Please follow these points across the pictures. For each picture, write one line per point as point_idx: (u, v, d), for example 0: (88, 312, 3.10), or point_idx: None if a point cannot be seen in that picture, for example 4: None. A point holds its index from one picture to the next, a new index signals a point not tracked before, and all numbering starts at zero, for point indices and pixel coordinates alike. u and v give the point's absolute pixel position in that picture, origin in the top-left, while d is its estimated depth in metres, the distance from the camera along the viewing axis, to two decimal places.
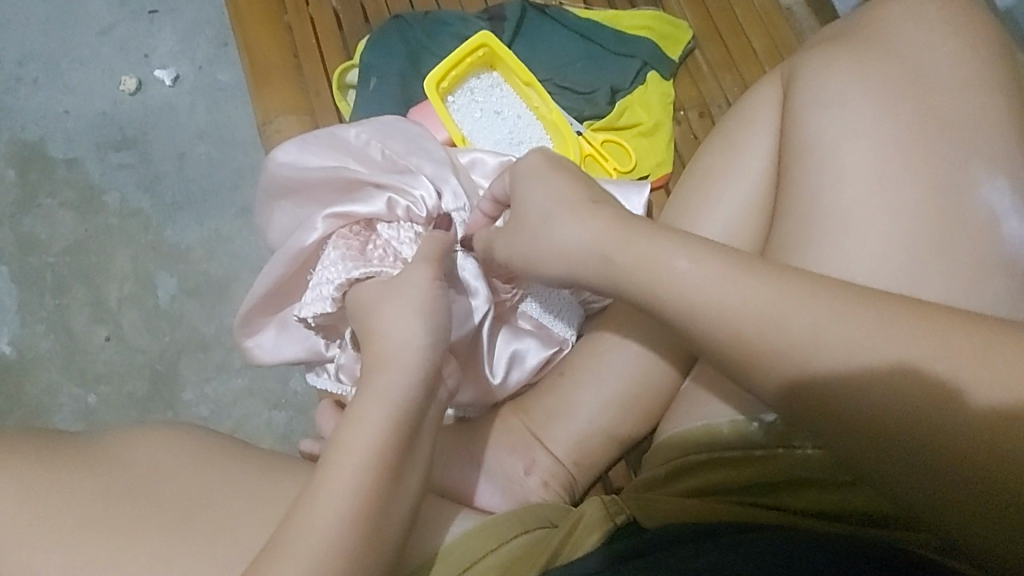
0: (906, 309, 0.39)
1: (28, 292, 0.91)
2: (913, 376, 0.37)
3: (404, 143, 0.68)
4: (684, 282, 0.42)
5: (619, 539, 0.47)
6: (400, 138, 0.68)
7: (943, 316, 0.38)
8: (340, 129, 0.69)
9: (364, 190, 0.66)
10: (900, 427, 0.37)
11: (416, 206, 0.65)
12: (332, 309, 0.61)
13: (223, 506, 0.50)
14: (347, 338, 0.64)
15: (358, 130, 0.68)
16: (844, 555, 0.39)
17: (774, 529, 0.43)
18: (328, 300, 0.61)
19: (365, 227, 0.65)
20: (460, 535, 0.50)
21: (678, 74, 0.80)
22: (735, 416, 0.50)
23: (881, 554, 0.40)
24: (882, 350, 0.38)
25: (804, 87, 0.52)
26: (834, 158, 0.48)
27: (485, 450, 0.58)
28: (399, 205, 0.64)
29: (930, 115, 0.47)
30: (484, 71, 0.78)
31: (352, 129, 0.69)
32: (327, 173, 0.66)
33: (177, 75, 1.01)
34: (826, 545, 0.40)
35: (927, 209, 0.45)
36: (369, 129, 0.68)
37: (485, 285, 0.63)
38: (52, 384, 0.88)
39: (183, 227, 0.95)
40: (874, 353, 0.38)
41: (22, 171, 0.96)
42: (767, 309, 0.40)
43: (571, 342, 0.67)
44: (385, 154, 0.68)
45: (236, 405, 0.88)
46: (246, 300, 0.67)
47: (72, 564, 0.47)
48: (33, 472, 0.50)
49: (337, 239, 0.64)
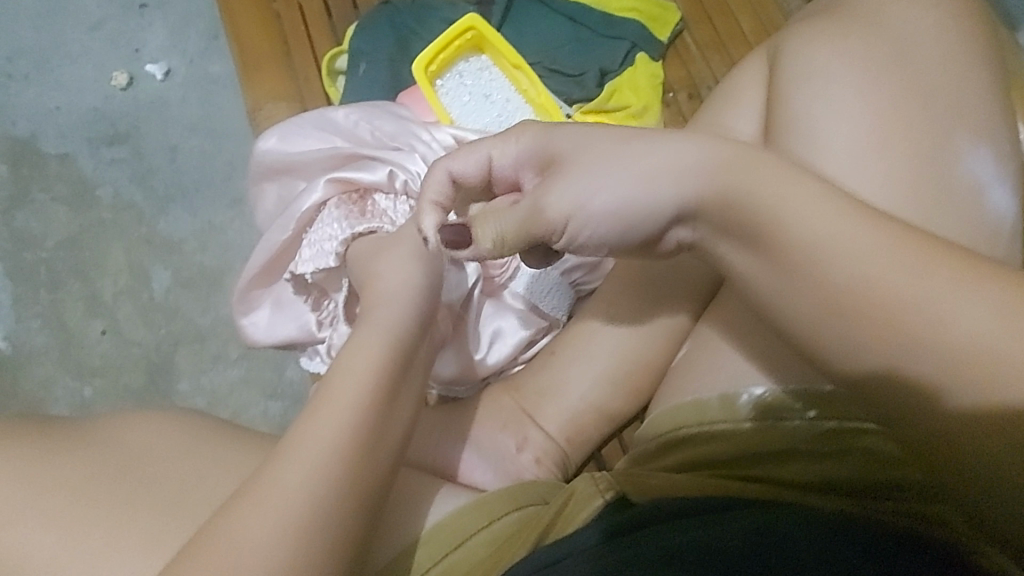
0: (876, 265, 0.38)
1: (22, 287, 0.91)
2: (898, 354, 0.37)
3: (392, 120, 0.69)
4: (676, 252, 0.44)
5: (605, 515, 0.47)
6: (388, 118, 0.69)
7: (927, 279, 0.38)
8: (329, 111, 0.70)
9: (360, 163, 0.67)
10: (888, 405, 0.39)
11: (413, 181, 0.65)
12: (335, 263, 0.62)
13: (219, 483, 0.51)
14: (336, 303, 0.65)
15: (346, 112, 0.69)
16: (830, 540, 0.40)
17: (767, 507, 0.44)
18: (333, 255, 0.62)
19: (361, 197, 0.65)
20: (453, 512, 0.50)
21: (667, 56, 0.81)
22: (725, 389, 0.50)
23: (874, 536, 0.40)
24: (868, 329, 0.38)
25: (790, 59, 0.52)
26: (821, 130, 0.48)
27: (477, 428, 0.58)
28: (399, 177, 0.65)
29: (913, 85, 0.48)
30: (473, 55, 0.78)
31: (342, 110, 0.70)
32: (319, 151, 0.67)
33: (168, 68, 1.01)
34: (812, 527, 0.41)
35: (911, 178, 0.46)
36: (357, 111, 0.70)
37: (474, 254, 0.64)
38: (49, 378, 0.88)
39: (176, 220, 0.95)
40: (855, 330, 0.38)
41: (14, 167, 0.96)
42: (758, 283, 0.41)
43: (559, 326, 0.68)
44: (375, 135, 0.69)
45: (233, 395, 0.88)
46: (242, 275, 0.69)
47: (67, 548, 0.47)
48: (23, 459, 0.50)
49: (336, 203, 0.64)
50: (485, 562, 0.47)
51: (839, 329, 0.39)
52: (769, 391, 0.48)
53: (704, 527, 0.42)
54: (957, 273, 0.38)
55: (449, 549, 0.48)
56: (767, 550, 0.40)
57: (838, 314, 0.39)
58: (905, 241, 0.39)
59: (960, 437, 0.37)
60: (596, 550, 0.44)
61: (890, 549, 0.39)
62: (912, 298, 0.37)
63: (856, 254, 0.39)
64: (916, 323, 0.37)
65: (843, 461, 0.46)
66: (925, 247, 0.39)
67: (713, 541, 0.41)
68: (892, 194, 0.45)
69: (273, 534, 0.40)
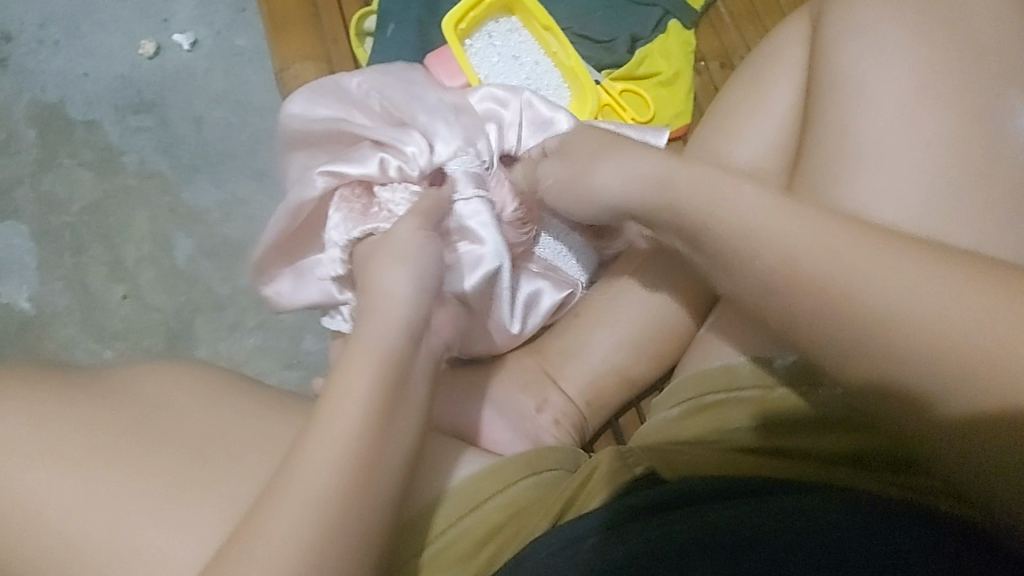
0: (877, 250, 0.38)
1: (47, 250, 0.92)
2: (902, 348, 0.36)
3: (399, 86, 0.67)
4: (700, 217, 0.43)
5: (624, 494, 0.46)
6: (399, 87, 0.68)
7: (923, 269, 0.36)
8: (342, 78, 0.68)
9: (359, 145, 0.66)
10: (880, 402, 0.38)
11: (408, 165, 0.63)
12: (343, 272, 0.63)
13: (238, 433, 0.50)
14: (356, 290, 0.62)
15: (359, 81, 0.68)
16: (853, 513, 0.40)
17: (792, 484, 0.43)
18: (338, 262, 0.63)
19: (356, 187, 0.65)
20: (470, 475, 0.49)
21: (699, 25, 0.79)
22: (755, 355, 0.51)
23: (874, 514, 0.40)
24: (873, 321, 0.37)
25: (834, 20, 0.51)
26: (864, 87, 0.47)
27: (496, 388, 0.58)
28: (391, 165, 0.63)
29: (964, 43, 0.46)
30: (503, 15, 0.78)
31: (354, 78, 0.68)
32: (328, 126, 0.66)
33: (195, 39, 1.01)
34: (833, 503, 0.41)
35: (958, 138, 0.45)
36: (370, 79, 0.68)
37: (493, 235, 0.61)
38: (70, 340, 0.89)
39: (199, 189, 0.95)
40: (858, 317, 0.37)
41: (42, 132, 0.97)
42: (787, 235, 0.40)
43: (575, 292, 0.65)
44: (384, 104, 0.67)
45: (250, 363, 0.88)
46: (257, 248, 0.67)
47: (85, 492, 0.47)
48: (48, 401, 0.50)
49: (339, 200, 0.64)
50: (502, 530, 0.46)
51: (878, 300, 0.37)
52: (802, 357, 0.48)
53: (717, 509, 0.42)
54: (951, 260, 0.37)
55: (466, 510, 0.47)
56: (784, 526, 0.39)
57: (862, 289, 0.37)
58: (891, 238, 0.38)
59: (983, 430, 0.35)
60: (610, 536, 0.42)
61: (904, 527, 0.39)
62: (905, 289, 0.36)
63: (852, 242, 0.38)
64: (914, 313, 0.36)
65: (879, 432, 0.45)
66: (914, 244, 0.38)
67: (733, 522, 0.40)
68: (937, 154, 0.45)
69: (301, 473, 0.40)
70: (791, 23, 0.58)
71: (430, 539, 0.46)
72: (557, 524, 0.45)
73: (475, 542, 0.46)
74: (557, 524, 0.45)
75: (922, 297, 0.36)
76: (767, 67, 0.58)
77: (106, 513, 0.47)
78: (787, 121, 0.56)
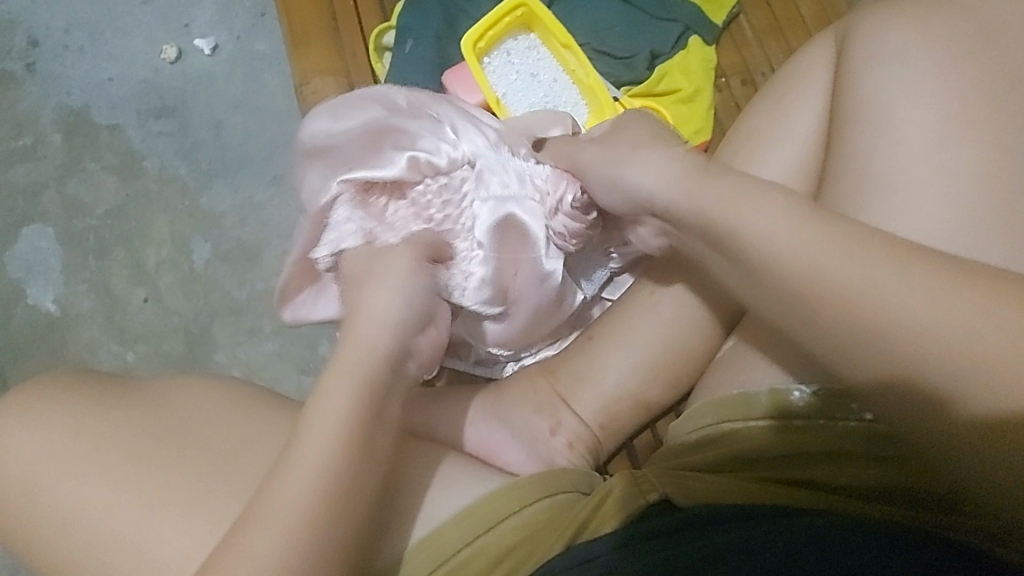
0: (893, 270, 0.39)
1: (71, 253, 0.94)
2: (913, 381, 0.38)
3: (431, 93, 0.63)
4: None
5: (637, 520, 0.46)
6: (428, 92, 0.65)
7: (943, 289, 0.38)
8: (373, 89, 0.64)
9: (387, 146, 0.60)
10: None
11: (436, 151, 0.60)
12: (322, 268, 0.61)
13: (257, 448, 0.50)
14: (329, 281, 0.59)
15: (391, 89, 0.63)
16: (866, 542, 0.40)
17: (812, 514, 0.43)
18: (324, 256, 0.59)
19: (378, 191, 0.60)
20: (485, 495, 0.49)
21: (721, 40, 0.78)
22: (775, 385, 0.50)
23: (889, 539, 0.40)
24: (901, 343, 0.38)
25: (857, 46, 0.51)
26: (892, 114, 0.47)
27: (510, 410, 0.58)
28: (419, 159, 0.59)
29: (992, 77, 0.46)
30: (522, 32, 0.77)
31: (386, 89, 0.64)
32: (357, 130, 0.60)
33: (216, 44, 1.02)
34: (843, 532, 0.41)
35: (983, 172, 0.44)
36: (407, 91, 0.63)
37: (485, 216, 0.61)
38: (95, 341, 0.91)
39: (219, 194, 0.96)
40: (882, 339, 0.39)
41: (67, 137, 0.99)
42: (800, 272, 0.41)
43: (630, 278, 0.69)
44: (417, 110, 0.62)
45: (265, 367, 0.90)
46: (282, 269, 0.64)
47: (107, 504, 0.48)
48: (71, 415, 0.51)
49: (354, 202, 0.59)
50: (515, 551, 0.47)
51: (894, 330, 0.39)
52: (820, 389, 0.48)
53: (731, 533, 0.42)
54: (951, 283, 0.38)
55: (479, 531, 0.47)
56: (796, 545, 0.40)
57: (866, 323, 0.39)
58: (898, 256, 0.40)
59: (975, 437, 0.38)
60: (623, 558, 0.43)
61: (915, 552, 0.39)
62: (925, 319, 0.38)
63: (856, 288, 0.40)
64: (920, 329, 0.38)
65: (899, 467, 0.45)
66: (930, 266, 0.39)
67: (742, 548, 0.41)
68: (963, 187, 0.44)
69: (321, 491, 0.42)
70: (814, 45, 0.57)
71: (446, 556, 0.46)
72: (570, 547, 0.45)
73: (490, 562, 0.46)
74: (570, 547, 0.45)
75: (934, 332, 0.38)
76: (789, 88, 0.57)
77: (128, 522, 0.48)
78: (809, 144, 0.55)
